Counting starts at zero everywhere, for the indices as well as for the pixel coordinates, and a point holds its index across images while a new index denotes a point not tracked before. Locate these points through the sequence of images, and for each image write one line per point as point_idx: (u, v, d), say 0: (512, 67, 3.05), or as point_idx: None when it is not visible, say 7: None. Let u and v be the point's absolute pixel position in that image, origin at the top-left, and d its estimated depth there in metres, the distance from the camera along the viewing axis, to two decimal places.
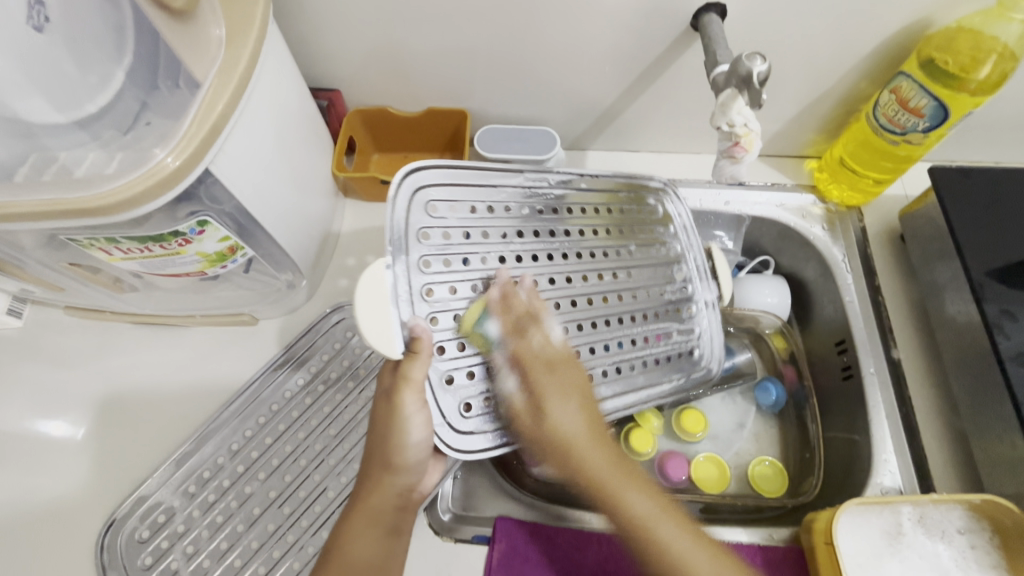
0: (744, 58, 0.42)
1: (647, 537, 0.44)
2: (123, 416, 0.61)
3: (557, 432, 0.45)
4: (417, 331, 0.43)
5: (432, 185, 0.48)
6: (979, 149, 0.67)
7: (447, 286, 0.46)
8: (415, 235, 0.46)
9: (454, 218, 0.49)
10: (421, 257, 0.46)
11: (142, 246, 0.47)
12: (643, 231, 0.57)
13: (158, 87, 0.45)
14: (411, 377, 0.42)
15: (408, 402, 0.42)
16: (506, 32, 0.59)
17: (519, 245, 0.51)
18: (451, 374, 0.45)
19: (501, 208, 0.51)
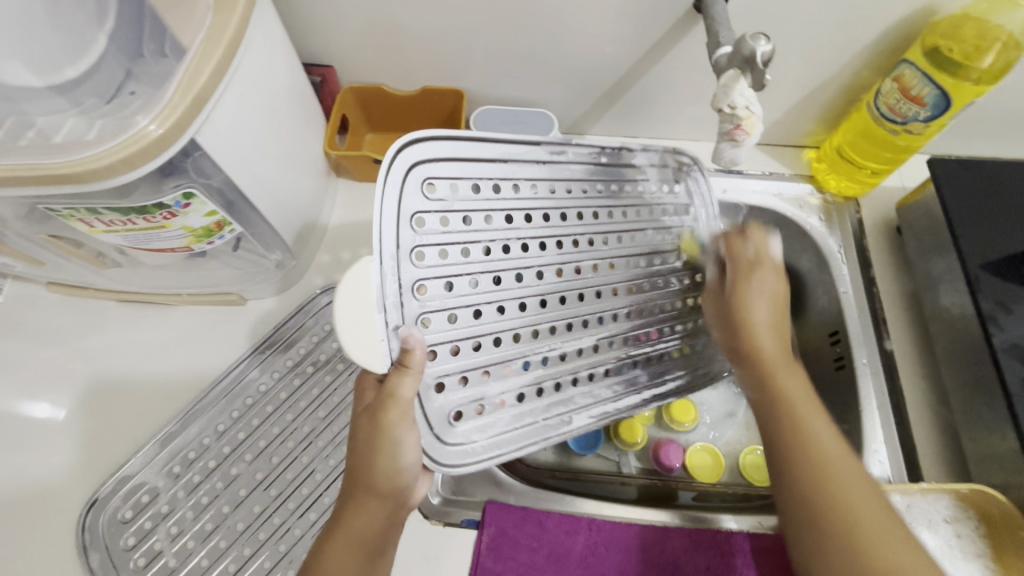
0: (749, 37, 0.41)
1: (805, 449, 0.41)
2: (106, 395, 0.60)
3: (752, 335, 0.45)
4: (410, 343, 0.40)
5: (434, 162, 0.45)
6: (978, 142, 0.66)
7: (442, 282, 0.45)
8: (408, 222, 0.43)
9: (454, 200, 0.46)
10: (416, 249, 0.44)
11: (126, 219, 0.45)
12: (645, 214, 0.55)
13: (143, 53, 0.44)
14: (397, 395, 0.40)
15: (395, 424, 0.40)
16: (504, 9, 0.58)
17: (519, 234, 0.49)
18: (442, 380, 0.45)
19: (501, 188, 0.48)
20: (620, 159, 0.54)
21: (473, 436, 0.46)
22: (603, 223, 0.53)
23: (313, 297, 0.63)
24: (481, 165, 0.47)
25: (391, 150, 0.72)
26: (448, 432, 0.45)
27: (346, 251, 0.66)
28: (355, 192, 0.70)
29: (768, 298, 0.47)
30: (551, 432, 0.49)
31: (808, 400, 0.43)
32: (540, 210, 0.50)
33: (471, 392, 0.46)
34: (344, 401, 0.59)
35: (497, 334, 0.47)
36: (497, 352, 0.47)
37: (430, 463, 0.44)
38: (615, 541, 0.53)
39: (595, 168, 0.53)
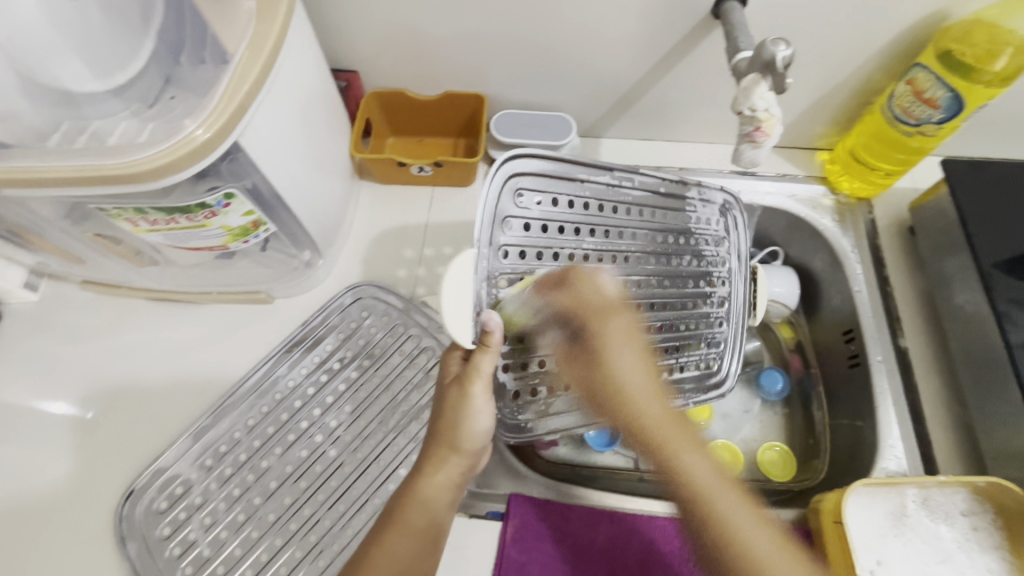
0: (769, 42, 0.43)
1: (703, 508, 0.43)
2: (140, 390, 0.61)
3: (616, 374, 0.47)
4: (489, 325, 0.43)
5: (528, 173, 0.48)
6: (990, 144, 0.68)
7: (512, 280, 0.48)
8: (500, 223, 0.46)
9: (541, 208, 0.49)
10: (501, 246, 0.47)
11: (169, 218, 0.47)
12: (688, 241, 0.57)
13: (181, 63, 0.46)
14: (480, 370, 0.43)
15: (478, 393, 0.43)
16: (526, 16, 0.59)
17: (588, 245, 0.51)
18: (492, 365, 0.49)
19: (581, 204, 0.51)
20: (675, 191, 0.57)
21: (505, 417, 0.51)
22: (653, 244, 0.55)
23: (337, 297, 0.65)
24: (571, 181, 0.50)
25: (412, 153, 0.74)
26: (488, 408, 0.50)
27: (370, 250, 0.68)
28: (378, 193, 0.71)
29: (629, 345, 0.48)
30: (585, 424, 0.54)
31: (676, 434, 0.45)
32: (603, 227, 0.52)
33: (510, 380, 0.51)
34: (371, 397, 0.61)
35: (543, 335, 0.51)
36: (542, 353, 0.51)
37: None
38: (636, 532, 0.54)
39: (657, 197, 0.55)
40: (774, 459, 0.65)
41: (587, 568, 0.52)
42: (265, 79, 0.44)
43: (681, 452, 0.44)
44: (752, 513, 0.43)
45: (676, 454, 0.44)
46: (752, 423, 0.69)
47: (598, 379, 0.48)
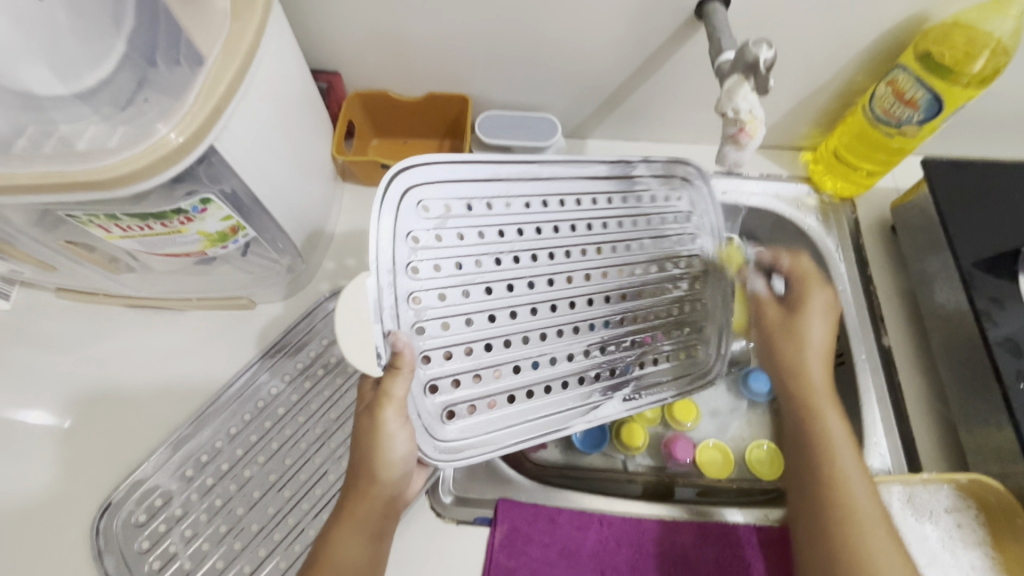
0: (752, 44, 0.43)
1: (829, 462, 0.46)
2: (118, 400, 0.60)
3: (800, 340, 0.52)
4: (398, 345, 0.43)
5: (427, 185, 0.48)
6: (968, 144, 0.69)
7: (436, 292, 0.47)
8: (404, 240, 0.47)
9: (448, 218, 0.49)
10: (410, 261, 0.47)
11: (143, 224, 0.46)
12: (643, 224, 0.56)
13: (157, 63, 0.44)
14: (390, 394, 0.42)
15: (391, 420, 0.42)
16: (510, 17, 0.59)
17: (517, 246, 0.51)
18: (435, 383, 0.47)
19: (502, 206, 0.51)
20: (618, 173, 0.56)
21: (462, 435, 0.47)
22: (596, 233, 0.54)
23: (320, 301, 0.64)
24: (477, 187, 0.50)
25: (396, 155, 0.73)
26: (438, 429, 0.47)
27: (354, 255, 0.67)
28: (362, 196, 0.70)
29: (821, 320, 0.53)
30: (546, 432, 0.50)
31: (824, 391, 0.50)
32: (533, 223, 0.52)
33: (462, 393, 0.47)
34: (355, 403, 0.60)
35: (488, 340, 0.49)
36: (488, 358, 0.48)
37: (426, 455, 0.46)
38: (624, 535, 0.54)
39: (594, 183, 0.55)
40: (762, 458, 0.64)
41: (575, 571, 0.52)
42: (241, 82, 0.43)
43: (828, 421, 0.48)
44: (871, 487, 0.45)
45: (824, 425, 0.48)
46: (740, 423, 0.69)
47: (778, 347, 0.53)
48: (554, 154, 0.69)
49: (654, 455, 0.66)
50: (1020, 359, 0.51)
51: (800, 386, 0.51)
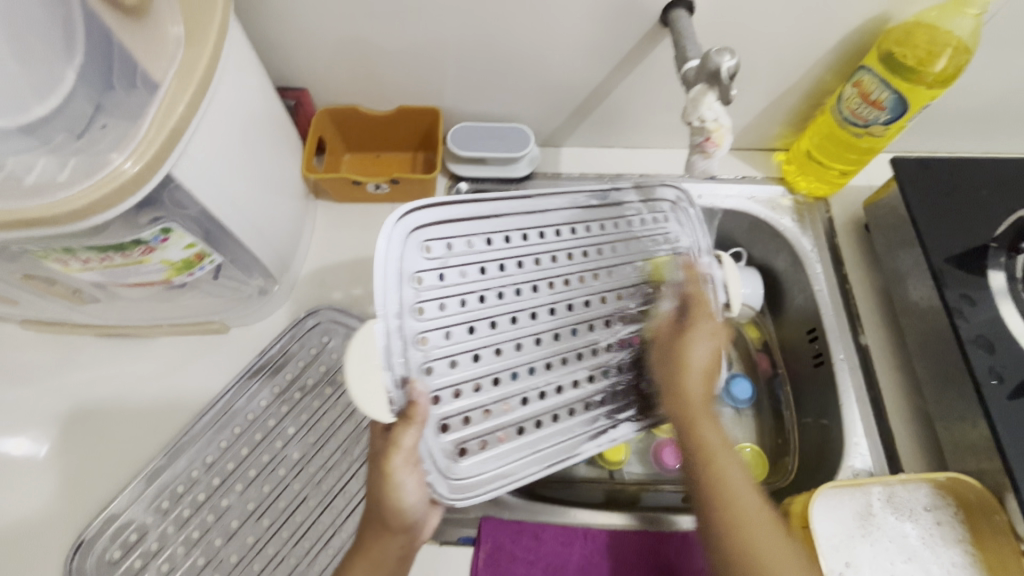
0: (714, 53, 0.43)
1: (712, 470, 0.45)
2: (90, 432, 0.58)
3: (687, 356, 0.49)
4: (414, 395, 0.43)
5: (427, 225, 0.47)
6: (937, 140, 0.69)
7: (442, 332, 0.46)
8: (409, 280, 0.45)
9: (450, 257, 0.47)
10: (415, 303, 0.45)
11: (102, 256, 0.44)
12: (634, 247, 0.55)
13: (114, 88, 0.43)
14: (400, 443, 0.41)
15: (399, 469, 0.42)
16: (476, 29, 0.59)
17: (518, 279, 0.50)
18: (446, 421, 0.45)
19: (500, 241, 0.50)
20: (609, 201, 0.55)
21: (476, 470, 0.46)
22: (594, 260, 0.53)
23: (298, 321, 0.63)
24: (476, 224, 0.49)
25: (369, 170, 0.72)
26: (452, 468, 0.45)
27: (329, 272, 0.67)
28: (335, 213, 0.70)
29: (706, 340, 0.50)
30: (555, 462, 0.49)
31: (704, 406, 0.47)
32: (532, 255, 0.51)
33: (474, 429, 0.46)
34: (334, 425, 0.59)
35: (496, 374, 0.47)
36: (497, 392, 0.47)
37: (440, 495, 0.44)
38: (609, 548, 0.53)
39: (588, 211, 0.54)
40: (748, 461, 0.65)
41: None
42: (198, 107, 0.42)
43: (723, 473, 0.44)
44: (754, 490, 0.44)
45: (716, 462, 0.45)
46: (723, 426, 0.69)
47: (672, 357, 0.49)
48: (528, 164, 0.69)
49: (645, 463, 0.66)
50: (993, 355, 0.52)
51: (678, 413, 0.47)
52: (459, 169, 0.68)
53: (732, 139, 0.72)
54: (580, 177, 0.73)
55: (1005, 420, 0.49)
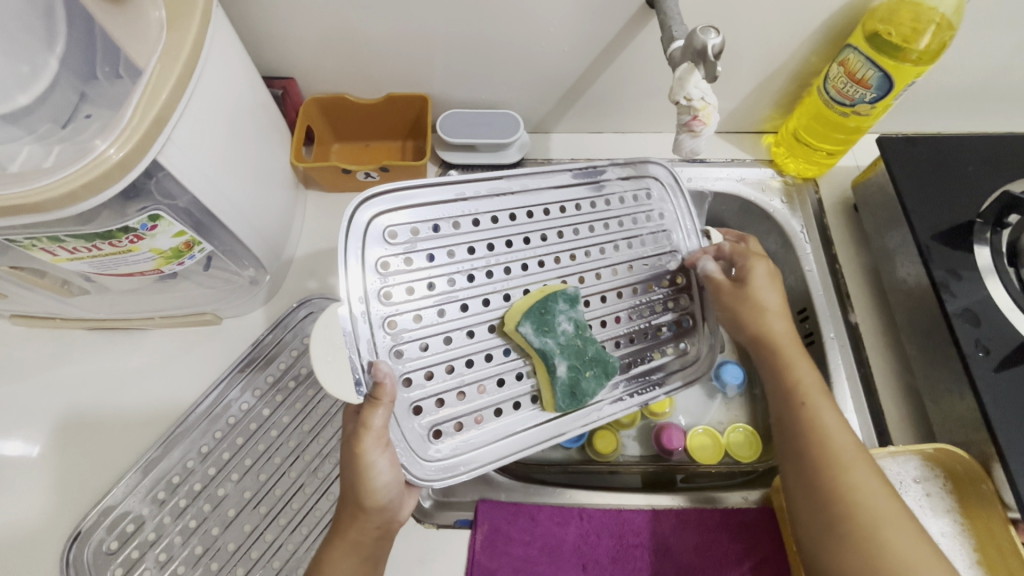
0: (699, 31, 0.43)
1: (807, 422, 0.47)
2: (85, 428, 0.58)
3: (760, 298, 0.52)
4: (380, 375, 0.43)
5: (390, 211, 0.49)
6: (923, 119, 0.70)
7: (412, 315, 0.47)
8: (374, 267, 0.47)
9: (416, 240, 0.49)
10: (382, 288, 0.47)
11: (90, 245, 0.44)
12: (614, 227, 0.56)
13: (97, 76, 0.43)
14: (369, 424, 0.42)
15: (370, 450, 0.42)
16: (462, 14, 0.58)
17: (487, 260, 0.51)
18: (419, 404, 0.47)
19: (468, 223, 0.51)
20: (586, 179, 0.56)
21: (453, 452, 0.47)
22: (571, 239, 0.54)
23: (290, 311, 0.63)
24: (442, 207, 0.50)
25: (358, 158, 0.72)
26: (427, 450, 0.46)
27: (320, 263, 0.67)
28: (326, 203, 0.70)
29: (773, 286, 0.53)
30: (532, 445, 0.49)
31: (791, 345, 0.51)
32: (503, 237, 0.52)
33: (448, 411, 0.47)
34: (329, 413, 0.59)
35: (469, 356, 0.49)
36: (470, 374, 0.48)
37: (415, 478, 0.45)
38: (604, 528, 0.54)
39: (565, 190, 0.55)
40: (740, 440, 0.65)
41: (559, 567, 0.52)
42: (182, 94, 0.42)
43: (819, 408, 0.47)
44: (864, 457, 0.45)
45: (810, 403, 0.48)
46: (718, 407, 0.69)
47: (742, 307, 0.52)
48: (518, 150, 0.69)
49: (644, 444, 0.66)
50: (978, 328, 0.53)
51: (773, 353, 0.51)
52: (449, 156, 0.68)
53: (721, 121, 0.72)
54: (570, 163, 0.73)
55: (991, 392, 0.50)
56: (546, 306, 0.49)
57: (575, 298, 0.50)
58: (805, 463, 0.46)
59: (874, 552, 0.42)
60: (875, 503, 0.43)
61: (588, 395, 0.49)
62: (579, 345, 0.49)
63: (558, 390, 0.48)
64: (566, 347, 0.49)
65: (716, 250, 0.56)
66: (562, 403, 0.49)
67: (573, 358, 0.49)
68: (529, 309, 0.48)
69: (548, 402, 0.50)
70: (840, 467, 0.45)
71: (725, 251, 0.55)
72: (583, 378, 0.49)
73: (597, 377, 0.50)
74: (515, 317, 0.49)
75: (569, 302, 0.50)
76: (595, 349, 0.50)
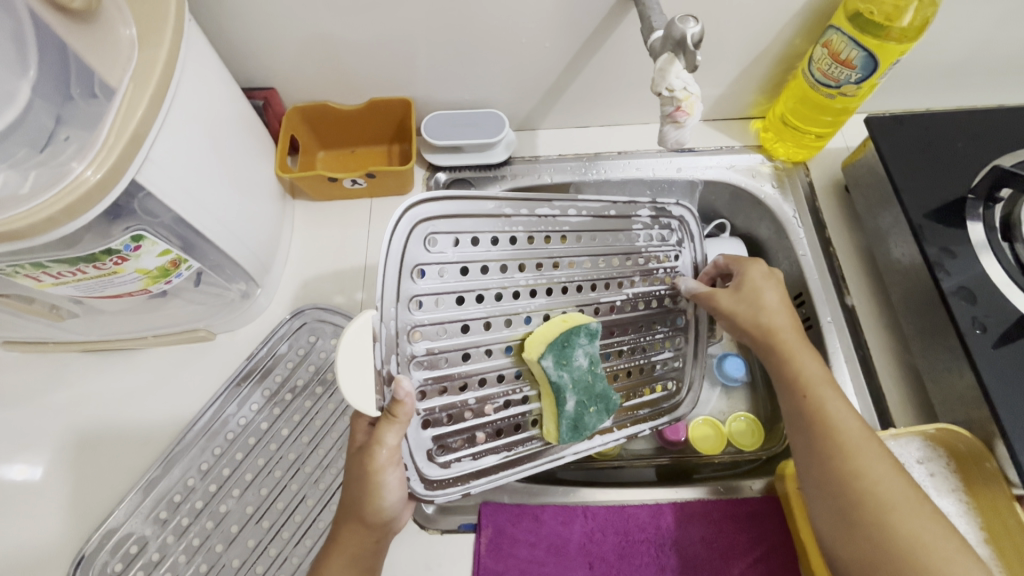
0: (678, 20, 0.43)
1: (822, 419, 0.46)
2: (83, 450, 0.58)
3: (759, 296, 0.52)
4: (399, 393, 0.42)
5: (435, 218, 0.47)
6: (910, 97, 0.69)
7: (436, 328, 0.46)
8: (410, 273, 0.45)
9: (453, 253, 0.48)
10: (414, 296, 0.45)
11: (74, 269, 0.44)
12: (635, 261, 0.56)
13: (72, 98, 0.42)
14: (383, 441, 0.42)
15: (383, 467, 0.42)
16: (440, 14, 0.58)
17: (516, 282, 0.50)
18: (428, 418, 0.47)
19: (505, 241, 0.50)
20: (623, 210, 0.56)
21: (455, 467, 0.48)
22: (594, 268, 0.54)
23: (284, 322, 0.63)
24: (485, 222, 0.49)
25: (345, 166, 0.71)
26: (428, 465, 0.47)
27: (310, 274, 0.66)
28: (314, 213, 0.69)
29: (770, 283, 0.53)
30: (524, 468, 0.51)
31: (794, 340, 0.50)
32: (534, 259, 0.51)
33: (455, 425, 0.48)
34: (327, 424, 0.59)
35: (483, 375, 0.49)
36: (482, 392, 0.49)
37: (418, 492, 0.46)
38: (610, 525, 0.54)
39: (601, 219, 0.55)
40: (742, 429, 0.65)
41: (564, 566, 0.52)
42: (158, 110, 0.42)
43: (830, 401, 0.47)
44: (882, 455, 0.44)
45: (818, 398, 0.47)
46: (719, 397, 0.69)
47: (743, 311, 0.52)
48: (504, 148, 0.68)
49: (648, 438, 0.66)
50: (975, 306, 0.52)
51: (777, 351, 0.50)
52: (436, 159, 0.68)
53: (708, 108, 0.71)
54: (558, 159, 0.72)
55: (990, 369, 0.49)
56: (568, 339, 0.49)
57: (595, 334, 0.51)
58: (815, 455, 0.46)
59: (881, 541, 0.41)
60: (884, 493, 0.43)
61: (589, 429, 0.51)
62: (590, 381, 0.51)
63: (563, 423, 0.50)
64: (578, 382, 0.50)
65: (713, 267, 0.58)
66: (565, 435, 0.50)
67: (583, 393, 0.50)
68: (553, 340, 0.49)
69: (550, 430, 0.51)
70: (858, 471, 0.44)
71: (720, 265, 0.57)
72: (587, 413, 0.50)
73: (600, 413, 0.52)
74: (537, 346, 0.49)
75: (589, 337, 0.51)
76: (602, 386, 0.52)
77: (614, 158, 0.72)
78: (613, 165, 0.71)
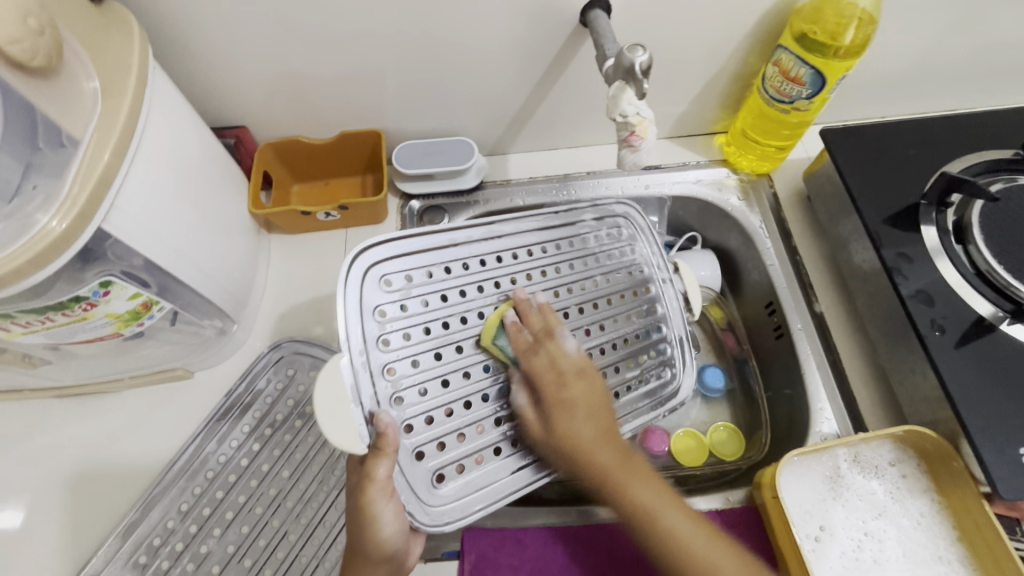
0: (626, 50, 0.44)
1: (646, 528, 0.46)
2: (58, 497, 0.57)
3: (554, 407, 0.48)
4: (382, 427, 0.42)
5: (384, 260, 0.48)
6: (864, 108, 0.72)
7: (409, 361, 0.46)
8: (372, 315, 0.46)
9: (410, 287, 0.49)
10: (380, 335, 0.46)
11: (42, 317, 0.44)
12: (592, 262, 0.57)
13: (41, 147, 0.41)
14: (373, 475, 0.42)
15: (375, 501, 0.43)
16: (404, 49, 0.59)
17: (479, 303, 0.50)
18: (421, 449, 0.45)
19: (457, 267, 0.51)
20: (567, 218, 0.58)
21: (457, 493, 0.46)
22: (557, 276, 0.54)
23: (262, 356, 0.63)
24: (432, 255, 0.50)
25: (319, 198, 0.72)
26: (430, 495, 0.45)
27: (287, 307, 0.66)
28: (290, 246, 0.70)
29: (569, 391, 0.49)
30: (522, 485, 0.48)
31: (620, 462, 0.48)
32: (490, 278, 0.52)
33: (450, 454, 0.46)
34: (308, 457, 0.59)
35: (466, 398, 0.48)
36: (469, 415, 0.47)
37: (421, 525, 0.44)
38: (591, 545, 0.54)
39: (548, 231, 0.56)
40: (723, 439, 0.67)
41: None
42: (124, 155, 0.43)
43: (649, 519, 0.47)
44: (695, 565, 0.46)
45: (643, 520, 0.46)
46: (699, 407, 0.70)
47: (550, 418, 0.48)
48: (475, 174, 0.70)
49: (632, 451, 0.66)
50: (933, 308, 0.54)
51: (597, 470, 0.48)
52: (408, 187, 0.70)
53: (672, 126, 0.73)
54: (529, 181, 0.74)
55: (949, 368, 0.51)
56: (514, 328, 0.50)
57: None
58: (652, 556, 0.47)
59: None
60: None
61: None
62: None
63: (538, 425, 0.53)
64: None
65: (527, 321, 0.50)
66: None
67: None
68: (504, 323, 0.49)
69: None
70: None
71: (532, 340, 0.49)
72: None
73: None
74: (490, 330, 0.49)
75: None
76: None
77: (584, 179, 0.74)
78: (583, 185, 0.73)
